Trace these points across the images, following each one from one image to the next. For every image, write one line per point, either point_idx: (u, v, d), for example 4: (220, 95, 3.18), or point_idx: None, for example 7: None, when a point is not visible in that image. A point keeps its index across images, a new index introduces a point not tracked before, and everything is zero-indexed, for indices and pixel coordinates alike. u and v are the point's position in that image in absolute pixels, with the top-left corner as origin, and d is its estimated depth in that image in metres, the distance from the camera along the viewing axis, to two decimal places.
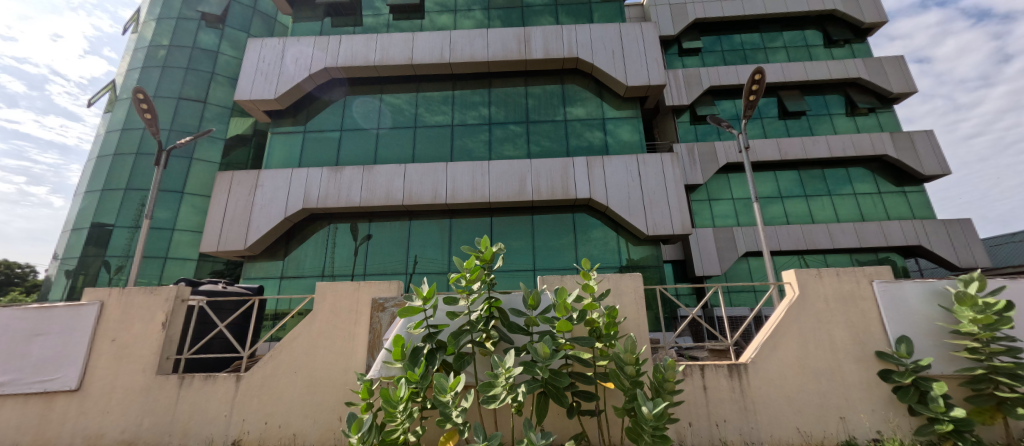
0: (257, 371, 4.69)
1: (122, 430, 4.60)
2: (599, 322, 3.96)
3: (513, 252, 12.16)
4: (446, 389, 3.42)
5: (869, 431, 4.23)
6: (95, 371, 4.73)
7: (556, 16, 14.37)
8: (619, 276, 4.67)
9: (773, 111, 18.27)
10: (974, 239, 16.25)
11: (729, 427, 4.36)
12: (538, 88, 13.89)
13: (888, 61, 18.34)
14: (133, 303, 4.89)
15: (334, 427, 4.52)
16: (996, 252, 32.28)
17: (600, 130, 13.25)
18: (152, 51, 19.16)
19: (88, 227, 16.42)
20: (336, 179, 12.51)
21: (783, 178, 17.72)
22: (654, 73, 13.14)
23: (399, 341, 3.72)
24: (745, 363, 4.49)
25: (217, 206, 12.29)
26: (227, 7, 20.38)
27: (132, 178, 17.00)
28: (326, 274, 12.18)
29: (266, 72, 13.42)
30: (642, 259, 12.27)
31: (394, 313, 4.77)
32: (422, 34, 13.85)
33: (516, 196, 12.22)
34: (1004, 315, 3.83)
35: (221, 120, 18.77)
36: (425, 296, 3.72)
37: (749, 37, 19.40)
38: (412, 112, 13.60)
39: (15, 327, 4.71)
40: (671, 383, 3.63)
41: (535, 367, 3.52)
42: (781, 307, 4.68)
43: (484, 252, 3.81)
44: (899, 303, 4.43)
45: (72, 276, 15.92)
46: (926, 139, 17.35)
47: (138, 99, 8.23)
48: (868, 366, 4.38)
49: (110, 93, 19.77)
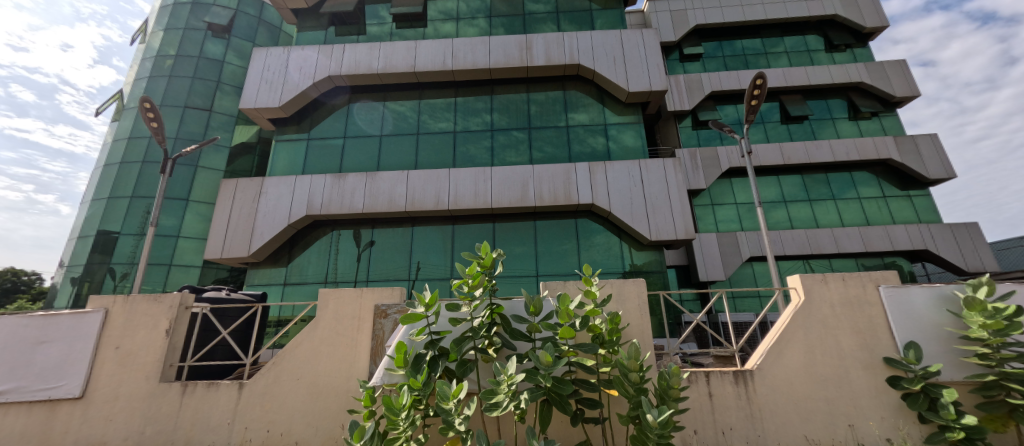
0: (258, 379, 4.68)
1: (125, 437, 4.59)
2: (602, 328, 3.90)
3: (514, 258, 12.13)
4: (448, 396, 3.33)
5: (880, 439, 4.15)
6: (98, 378, 4.74)
7: (558, 23, 14.56)
8: (622, 282, 4.65)
9: (775, 116, 18.32)
10: (982, 243, 16.06)
11: (734, 435, 4.29)
12: (540, 94, 13.95)
13: (890, 66, 18.28)
14: (137, 310, 4.91)
15: (335, 435, 4.49)
16: (1002, 256, 31.96)
17: (603, 136, 13.28)
18: (160, 61, 19.46)
19: (94, 234, 16.55)
20: (339, 185, 12.55)
21: (788, 182, 17.66)
22: (655, 78, 13.15)
23: (400, 348, 3.65)
24: (750, 370, 4.45)
25: (221, 213, 12.37)
26: (233, 17, 20.69)
27: (138, 186, 17.19)
28: (328, 280, 12.27)
29: (271, 80, 13.57)
30: (646, 265, 12.16)
31: (396, 320, 4.75)
32: (425, 42, 13.95)
33: (519, 202, 12.21)
34: (1015, 320, 3.76)
35: (226, 128, 18.98)
36: (426, 304, 3.63)
37: (750, 43, 19.46)
38: (416, 119, 13.70)
39: (21, 334, 4.75)
40: (676, 390, 3.58)
41: (537, 374, 3.46)
42: (786, 312, 4.63)
43: (484, 258, 3.73)
44: (907, 308, 4.39)
45: (78, 283, 16.07)
46: (931, 142, 17.26)
47: (144, 108, 8.21)
48: (876, 373, 4.32)
49: (118, 102, 20.15)
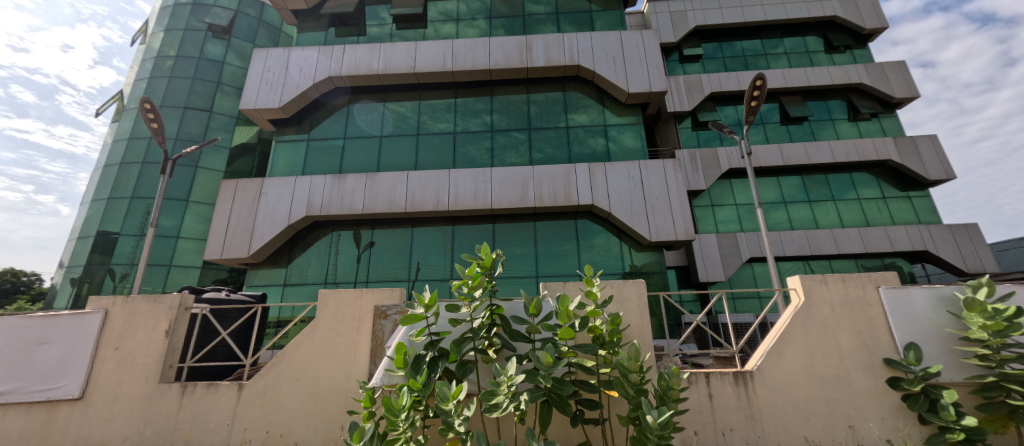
0: (258, 380, 4.67)
1: (124, 438, 4.59)
2: (602, 329, 3.89)
3: (514, 259, 12.13)
4: (447, 397, 3.32)
5: (880, 440, 4.15)
6: (98, 379, 4.74)
7: (558, 24, 14.57)
8: (622, 282, 4.66)
9: (774, 117, 18.33)
10: (982, 244, 16.05)
11: (734, 436, 4.29)
12: (540, 95, 13.96)
13: (890, 67, 18.30)
14: (137, 311, 4.91)
15: (335, 436, 4.49)
16: (1002, 257, 31.96)
17: (603, 137, 13.29)
18: (160, 62, 19.47)
19: (94, 235, 16.55)
20: (339, 186, 12.55)
21: (788, 183, 17.66)
22: (655, 79, 13.16)
23: (400, 349, 3.64)
24: (751, 371, 4.44)
25: (221, 213, 12.37)
26: (233, 18, 20.71)
27: (138, 186, 17.19)
28: (328, 281, 12.26)
29: (271, 81, 13.57)
30: (645, 266, 12.16)
31: (396, 321, 4.76)
32: (425, 43, 13.96)
33: (519, 203, 12.22)
34: (1014, 321, 3.75)
35: (226, 129, 18.99)
36: (426, 304, 3.62)
37: (750, 44, 19.49)
38: (416, 120, 13.71)
39: (20, 335, 4.74)
40: (676, 391, 3.57)
41: (537, 375, 3.45)
42: (786, 313, 4.63)
43: (484, 259, 3.73)
44: (907, 309, 4.39)
45: (78, 284, 16.06)
46: (930, 143, 17.27)
47: (145, 109, 8.21)
48: (876, 374, 4.32)
49: (118, 102, 20.16)
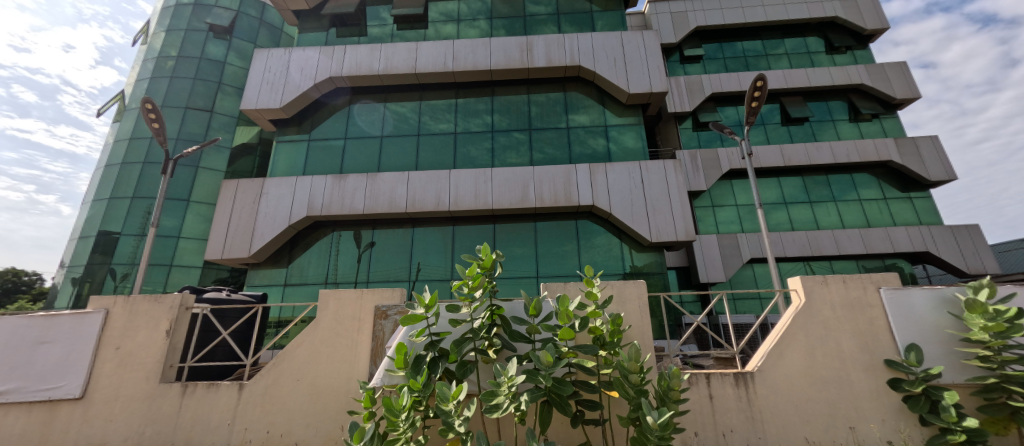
0: (258, 380, 4.68)
1: (125, 438, 4.59)
2: (602, 330, 3.89)
3: (515, 259, 12.12)
4: (447, 397, 3.32)
5: (880, 441, 4.14)
6: (99, 379, 4.74)
7: (558, 25, 14.58)
8: (622, 283, 4.66)
9: (775, 118, 18.32)
10: (983, 245, 16.03)
11: (735, 437, 4.28)
12: (540, 96, 13.97)
13: (890, 67, 18.28)
14: (138, 311, 4.91)
15: (335, 436, 4.48)
16: (1003, 258, 31.92)
17: (603, 137, 13.28)
18: (162, 62, 19.51)
19: (95, 235, 16.58)
20: (339, 186, 12.56)
21: (788, 184, 17.65)
22: (655, 80, 13.16)
23: (400, 350, 3.65)
24: (751, 371, 4.44)
25: (222, 213, 12.39)
26: (234, 19, 20.74)
27: (139, 186, 17.22)
28: (328, 281, 12.26)
29: (272, 81, 13.59)
30: (646, 266, 12.16)
31: (396, 321, 4.76)
32: (426, 43, 13.97)
33: (519, 204, 12.22)
34: (1016, 323, 3.74)
35: (227, 129, 19.01)
36: (426, 305, 3.63)
37: (751, 45, 19.48)
38: (416, 120, 13.72)
39: (21, 334, 4.75)
40: (676, 392, 3.57)
41: (537, 375, 3.45)
42: (787, 314, 4.63)
43: (484, 259, 3.73)
44: (908, 310, 4.38)
45: (78, 284, 16.09)
46: (932, 144, 17.25)
47: (146, 109, 8.22)
48: (877, 375, 4.31)
49: (119, 102, 20.20)
